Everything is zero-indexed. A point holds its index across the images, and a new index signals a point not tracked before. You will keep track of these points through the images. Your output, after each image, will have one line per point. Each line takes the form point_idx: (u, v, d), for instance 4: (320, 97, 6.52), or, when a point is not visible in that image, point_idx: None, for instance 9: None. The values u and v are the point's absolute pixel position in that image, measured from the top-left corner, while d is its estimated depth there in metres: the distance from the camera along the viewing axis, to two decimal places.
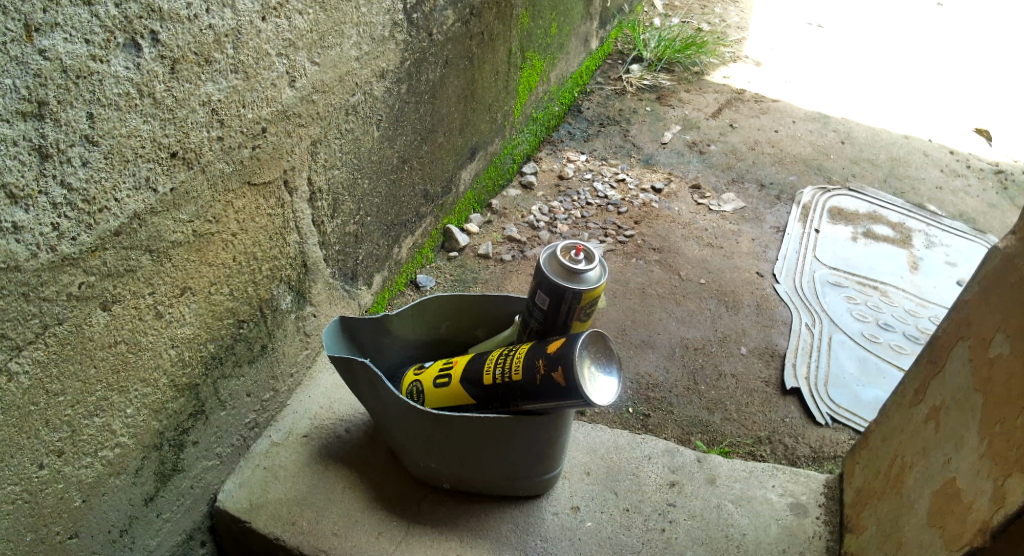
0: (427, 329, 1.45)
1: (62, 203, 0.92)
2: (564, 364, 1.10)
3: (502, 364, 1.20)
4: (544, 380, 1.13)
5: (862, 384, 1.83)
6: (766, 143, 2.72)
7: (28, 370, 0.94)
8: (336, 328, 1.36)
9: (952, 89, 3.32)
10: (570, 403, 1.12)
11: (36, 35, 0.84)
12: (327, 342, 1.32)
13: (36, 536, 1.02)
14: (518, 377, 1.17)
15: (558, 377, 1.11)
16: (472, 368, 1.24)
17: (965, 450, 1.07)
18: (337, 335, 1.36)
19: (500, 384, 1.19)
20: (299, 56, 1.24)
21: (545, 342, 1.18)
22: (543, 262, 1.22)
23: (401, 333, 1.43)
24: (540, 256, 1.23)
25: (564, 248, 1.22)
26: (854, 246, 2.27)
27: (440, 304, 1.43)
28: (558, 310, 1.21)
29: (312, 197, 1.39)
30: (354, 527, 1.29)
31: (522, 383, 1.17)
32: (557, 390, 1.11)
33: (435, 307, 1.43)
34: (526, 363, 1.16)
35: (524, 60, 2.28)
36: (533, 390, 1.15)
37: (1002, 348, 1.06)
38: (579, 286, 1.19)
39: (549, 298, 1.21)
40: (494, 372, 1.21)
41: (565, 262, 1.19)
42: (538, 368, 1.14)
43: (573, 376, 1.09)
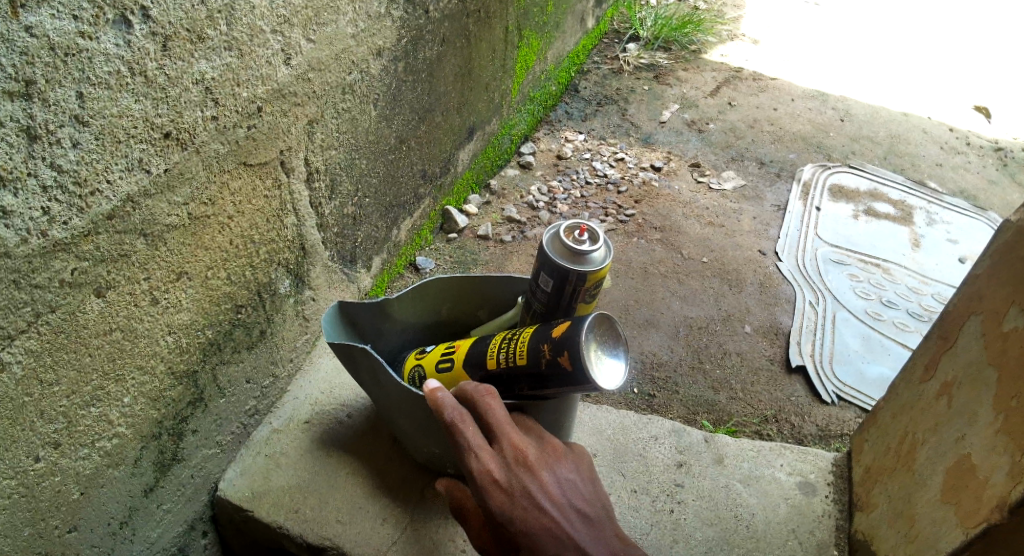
0: (428, 312, 1.43)
1: (52, 186, 0.89)
2: (569, 347, 1.07)
3: (505, 349, 1.17)
4: (550, 365, 1.10)
5: (867, 361, 1.82)
6: (765, 121, 2.69)
7: (21, 360, 0.91)
8: (335, 315, 1.33)
9: (950, 65, 3.30)
10: (576, 388, 1.09)
11: (21, 11, 0.81)
12: (326, 328, 1.30)
13: (34, 530, 1.00)
14: (522, 361, 1.14)
15: (563, 361, 1.08)
16: (476, 353, 1.22)
17: (978, 425, 1.05)
18: (336, 322, 1.34)
19: (503, 367, 1.17)
20: (294, 33, 1.20)
21: (549, 325, 1.16)
22: (546, 243, 1.19)
23: (402, 316, 1.40)
24: (543, 238, 1.20)
25: (567, 229, 1.19)
26: (855, 223, 2.25)
27: (440, 287, 1.40)
28: (563, 292, 1.19)
29: (309, 177, 1.36)
30: (360, 513, 1.27)
31: (526, 366, 1.14)
32: (564, 374, 1.09)
33: (437, 289, 1.40)
34: (530, 346, 1.14)
35: (521, 38, 2.24)
36: (537, 375, 1.13)
37: (1015, 321, 1.04)
38: (584, 268, 1.17)
39: (553, 280, 1.19)
40: (497, 356, 1.18)
41: (570, 243, 1.17)
42: (543, 353, 1.11)
43: (578, 360, 1.06)
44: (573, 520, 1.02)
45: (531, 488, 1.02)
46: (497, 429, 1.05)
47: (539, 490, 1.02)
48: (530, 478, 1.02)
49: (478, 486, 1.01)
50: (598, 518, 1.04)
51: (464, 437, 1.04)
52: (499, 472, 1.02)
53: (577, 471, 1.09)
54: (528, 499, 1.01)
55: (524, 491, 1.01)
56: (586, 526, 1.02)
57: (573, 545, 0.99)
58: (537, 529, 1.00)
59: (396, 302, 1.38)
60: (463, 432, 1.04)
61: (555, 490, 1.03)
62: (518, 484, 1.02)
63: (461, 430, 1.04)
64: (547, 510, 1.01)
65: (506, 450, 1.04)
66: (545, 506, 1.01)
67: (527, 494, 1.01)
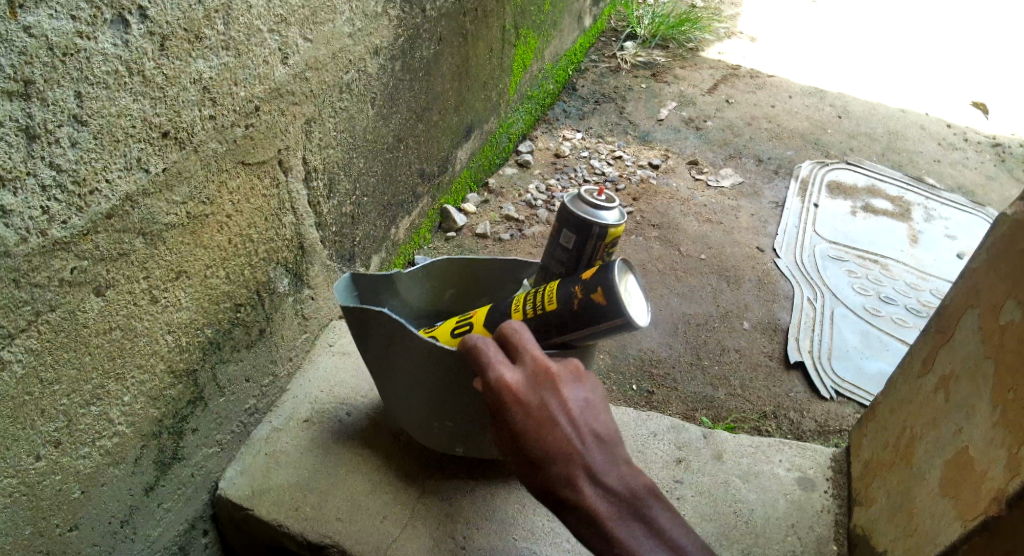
0: (431, 298, 1.43)
1: (51, 185, 0.89)
2: (602, 283, 1.05)
3: (532, 300, 1.14)
4: (582, 306, 1.07)
5: (865, 357, 1.82)
6: (763, 118, 2.70)
7: (21, 358, 0.91)
8: (348, 284, 1.34)
9: (948, 62, 3.30)
10: (611, 325, 1.06)
11: (19, 11, 0.81)
12: (338, 292, 1.30)
13: (34, 529, 1.00)
14: (551, 308, 1.11)
15: (596, 299, 1.05)
16: (498, 313, 1.19)
17: (977, 418, 1.06)
18: (348, 290, 1.33)
19: (532, 318, 1.13)
20: (291, 32, 1.21)
21: (574, 275, 1.13)
22: (567, 202, 1.21)
23: (408, 298, 1.41)
24: (563, 199, 1.22)
25: (586, 190, 1.22)
26: (853, 219, 2.26)
27: (442, 270, 1.41)
28: (586, 247, 1.19)
29: (307, 176, 1.36)
30: (360, 511, 1.26)
31: (556, 312, 1.10)
32: (595, 313, 1.06)
33: (442, 272, 1.41)
34: (558, 293, 1.10)
35: (518, 37, 2.25)
36: (568, 319, 1.09)
37: (1012, 315, 1.04)
38: (605, 223, 1.18)
39: (574, 237, 1.19)
40: (524, 309, 1.14)
41: (591, 200, 1.19)
42: (574, 295, 1.08)
43: (612, 294, 1.04)
44: (588, 441, 0.96)
45: (549, 405, 0.96)
46: (519, 344, 1.01)
47: (557, 406, 0.96)
48: (549, 394, 0.97)
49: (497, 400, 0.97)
50: (614, 440, 0.98)
51: (484, 353, 1.00)
52: (519, 386, 0.97)
53: (600, 396, 1.03)
54: (542, 413, 0.96)
55: (541, 407, 0.96)
56: (600, 450, 0.96)
57: (583, 464, 0.95)
58: (551, 446, 0.95)
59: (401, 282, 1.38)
60: (485, 349, 1.00)
61: (574, 408, 0.97)
62: (536, 400, 0.96)
63: (482, 349, 1.00)
64: (561, 427, 0.96)
65: (527, 365, 0.99)
66: (559, 423, 0.96)
67: (545, 409, 0.96)
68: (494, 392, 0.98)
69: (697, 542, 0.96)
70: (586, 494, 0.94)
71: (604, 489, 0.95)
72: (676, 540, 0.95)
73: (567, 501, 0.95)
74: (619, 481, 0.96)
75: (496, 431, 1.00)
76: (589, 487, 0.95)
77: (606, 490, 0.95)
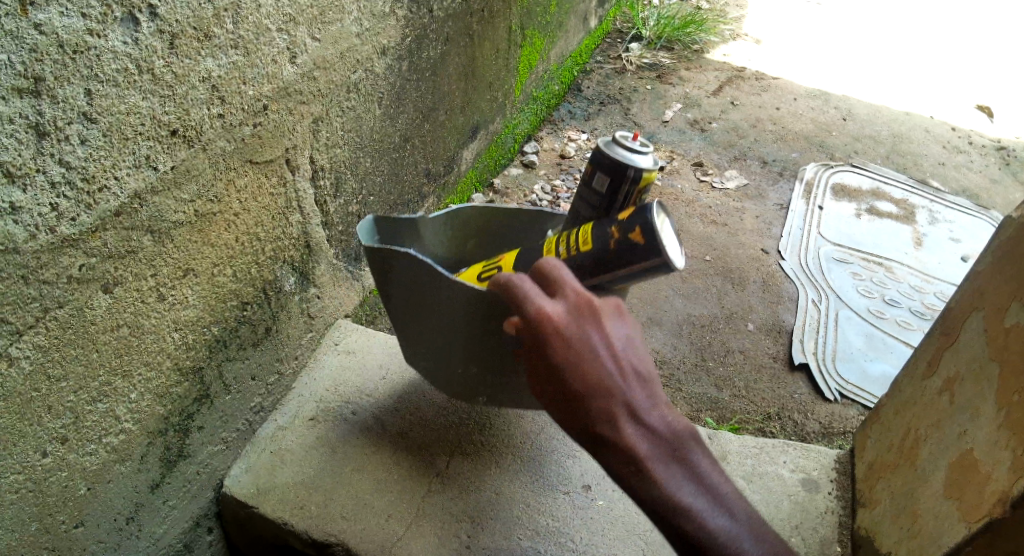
0: (452, 249, 1.41)
1: (60, 182, 0.89)
2: (641, 222, 1.01)
3: (567, 241, 1.10)
4: (619, 246, 1.03)
5: (869, 359, 1.82)
6: (767, 121, 2.70)
7: (29, 355, 0.92)
8: (374, 225, 1.31)
9: (952, 65, 3.30)
10: (648, 266, 1.02)
11: (30, 9, 0.81)
12: (363, 229, 1.27)
13: (41, 525, 1.00)
14: (586, 248, 1.07)
15: (634, 238, 1.01)
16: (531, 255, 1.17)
17: (982, 420, 1.06)
18: (374, 231, 1.31)
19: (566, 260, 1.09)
20: (299, 31, 1.21)
21: (610, 217, 1.10)
22: (601, 144, 1.17)
23: (430, 246, 1.38)
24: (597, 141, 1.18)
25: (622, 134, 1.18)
26: (858, 222, 2.26)
27: (474, 215, 1.38)
28: (618, 192, 1.15)
29: (314, 175, 1.37)
30: (365, 509, 1.26)
31: (590, 253, 1.06)
32: (633, 254, 1.02)
33: (465, 220, 1.39)
34: (593, 233, 1.07)
35: (524, 38, 2.25)
36: (603, 260, 1.05)
37: (1017, 317, 1.04)
38: (640, 165, 1.14)
39: (607, 180, 1.15)
40: (558, 251, 1.11)
41: (627, 143, 1.15)
42: (610, 235, 1.04)
43: (651, 233, 1.00)
44: (630, 378, 0.91)
45: (590, 338, 0.91)
46: (560, 278, 0.95)
47: (599, 340, 0.91)
48: (591, 328, 0.92)
49: (537, 333, 0.91)
50: (655, 381, 0.94)
51: (523, 287, 0.94)
52: (560, 318, 0.92)
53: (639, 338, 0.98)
54: (585, 346, 0.91)
55: (583, 340, 0.91)
56: (642, 388, 0.91)
57: (625, 399, 0.90)
58: (592, 380, 0.90)
59: (432, 230, 1.37)
60: (523, 283, 0.94)
61: (617, 344, 0.92)
62: (577, 332, 0.91)
63: (520, 283, 0.94)
64: (603, 362, 0.90)
65: (568, 298, 0.94)
66: (601, 357, 0.91)
67: (587, 343, 0.91)
68: (533, 323, 0.92)
69: (736, 493, 0.92)
70: (629, 434, 0.89)
71: (645, 428, 0.90)
72: (716, 487, 0.90)
73: (606, 439, 0.89)
74: (661, 421, 0.91)
75: (530, 369, 0.94)
76: (630, 425, 0.89)
77: (647, 429, 0.90)
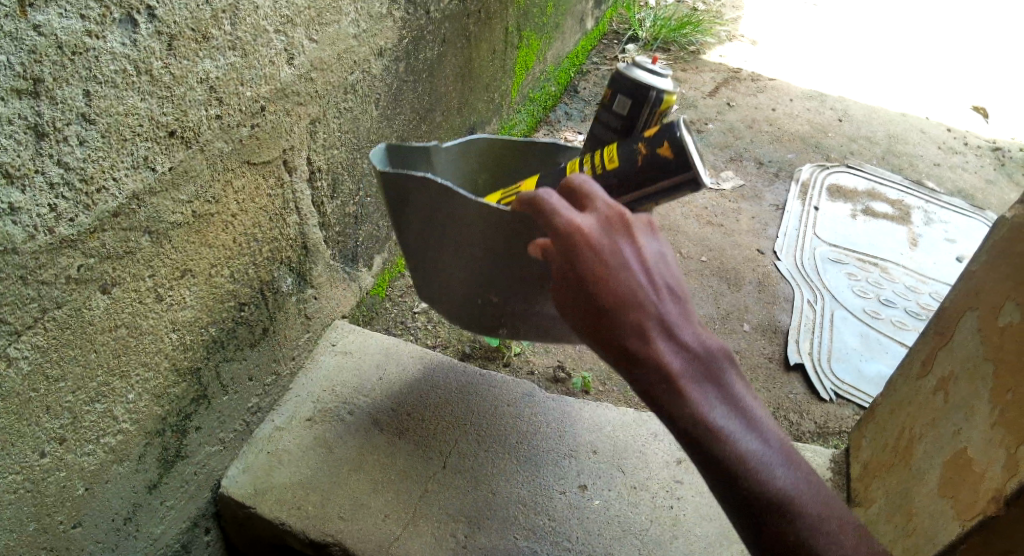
0: (466, 181, 1.33)
1: (59, 183, 0.90)
2: (669, 135, 0.97)
3: (592, 162, 1.07)
4: (647, 161, 0.99)
5: (864, 359, 1.83)
6: (763, 122, 2.71)
7: (28, 355, 0.92)
8: (386, 153, 1.20)
9: (948, 66, 3.31)
10: (677, 182, 0.98)
11: (29, 10, 0.82)
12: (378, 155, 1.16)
13: (39, 525, 1.00)
14: (612, 167, 1.03)
15: (663, 152, 0.97)
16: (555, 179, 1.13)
17: (976, 419, 1.07)
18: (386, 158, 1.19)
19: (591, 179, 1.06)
20: (297, 33, 1.22)
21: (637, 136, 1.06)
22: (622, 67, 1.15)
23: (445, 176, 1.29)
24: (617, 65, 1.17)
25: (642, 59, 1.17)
26: (854, 222, 2.27)
27: (486, 147, 1.31)
28: (640, 115, 1.14)
29: (311, 177, 1.37)
30: (362, 510, 1.26)
31: (616, 172, 1.02)
32: (661, 168, 0.98)
33: (480, 151, 1.31)
34: (620, 151, 1.03)
35: (521, 39, 2.26)
36: (630, 178, 1.01)
37: (1011, 316, 1.05)
38: (662, 87, 1.13)
39: (629, 102, 1.14)
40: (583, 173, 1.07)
41: (649, 66, 1.14)
42: (638, 152, 1.00)
43: (680, 146, 0.96)
44: (662, 294, 0.87)
45: (622, 251, 0.88)
46: (590, 192, 0.91)
47: (631, 253, 0.88)
48: (622, 240, 0.88)
49: (568, 245, 0.87)
50: (687, 299, 0.90)
51: (552, 201, 0.89)
52: (591, 230, 0.88)
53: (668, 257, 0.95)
54: (618, 261, 0.87)
55: (614, 253, 0.87)
56: (675, 305, 0.87)
57: (657, 314, 0.86)
58: (623, 294, 0.86)
59: (444, 164, 1.28)
60: (552, 197, 0.90)
61: (649, 259, 0.89)
62: (608, 245, 0.87)
63: (549, 196, 0.90)
64: (635, 277, 0.87)
65: (599, 211, 0.90)
66: (634, 272, 0.87)
67: (619, 255, 0.87)
68: (564, 238, 0.88)
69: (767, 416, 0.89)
70: (661, 350, 0.85)
71: (678, 344, 0.86)
72: (748, 409, 0.87)
73: (637, 356, 0.85)
74: (695, 339, 0.87)
75: (559, 284, 0.90)
76: (664, 342, 0.85)
77: (681, 347, 0.86)
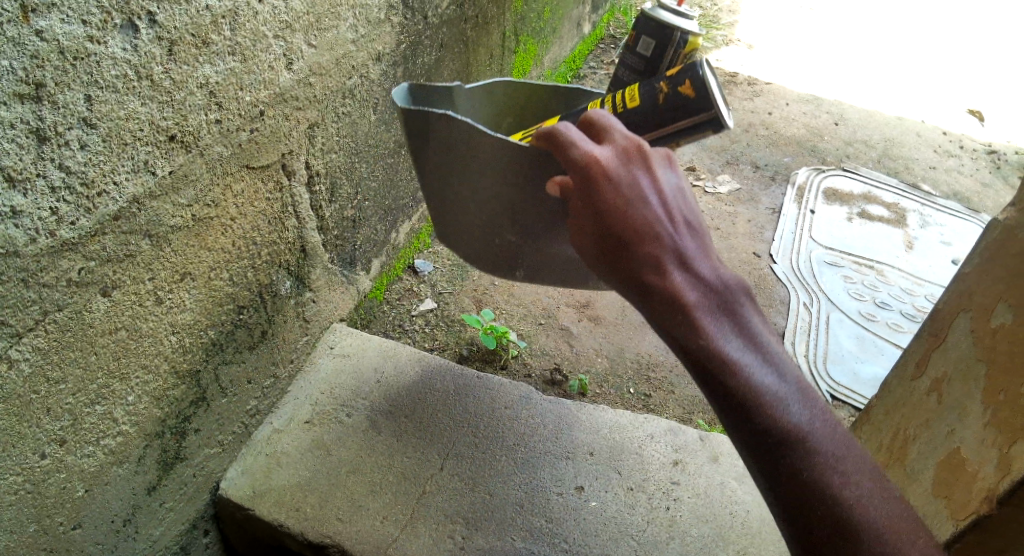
0: (489, 123, 1.34)
1: (60, 187, 0.91)
2: (692, 75, 1.02)
3: (610, 101, 1.10)
4: (668, 100, 1.04)
5: (860, 361, 1.84)
6: (760, 126, 2.72)
7: (29, 357, 0.93)
8: (410, 92, 1.21)
9: (943, 70, 3.33)
10: (697, 120, 1.03)
11: (32, 15, 0.82)
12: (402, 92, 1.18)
13: (39, 526, 1.01)
14: (631, 105, 1.07)
15: (684, 91, 1.02)
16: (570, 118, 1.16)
17: (968, 420, 1.08)
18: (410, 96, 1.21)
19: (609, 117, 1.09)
20: (296, 38, 1.23)
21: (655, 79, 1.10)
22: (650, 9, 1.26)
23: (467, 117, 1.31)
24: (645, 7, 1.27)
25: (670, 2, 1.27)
26: (849, 226, 2.28)
27: (510, 91, 1.33)
28: (664, 55, 1.24)
29: (310, 181, 1.38)
30: (360, 511, 1.27)
31: (636, 110, 1.07)
32: (681, 108, 1.03)
33: (503, 95, 1.33)
34: (639, 90, 1.07)
35: (518, 43, 2.27)
36: (650, 115, 1.05)
37: (1004, 318, 1.06)
38: (688, 27, 1.22)
39: (653, 42, 1.24)
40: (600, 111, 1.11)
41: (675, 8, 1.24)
42: (659, 91, 1.05)
43: (703, 85, 1.01)
44: (678, 226, 0.90)
45: (638, 182, 0.91)
46: (610, 126, 0.95)
47: (647, 185, 0.90)
48: (639, 172, 0.91)
49: (586, 177, 0.91)
50: (704, 233, 0.92)
51: (569, 134, 0.93)
52: (608, 162, 0.91)
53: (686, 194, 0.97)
54: (635, 192, 0.90)
55: (631, 184, 0.90)
56: (692, 237, 0.90)
57: (673, 245, 0.89)
58: (640, 224, 0.89)
59: (466, 105, 1.30)
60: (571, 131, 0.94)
61: (666, 192, 0.91)
62: (625, 176, 0.91)
63: (567, 129, 0.94)
64: (651, 208, 0.90)
65: (617, 143, 0.93)
66: (650, 204, 0.90)
67: (635, 186, 0.90)
68: (583, 169, 0.92)
69: (785, 354, 0.89)
70: (677, 280, 0.87)
71: (694, 276, 0.88)
72: (765, 345, 0.88)
73: (653, 285, 0.88)
74: (710, 271, 0.89)
75: (578, 216, 0.94)
76: (679, 272, 0.88)
77: (696, 277, 0.88)
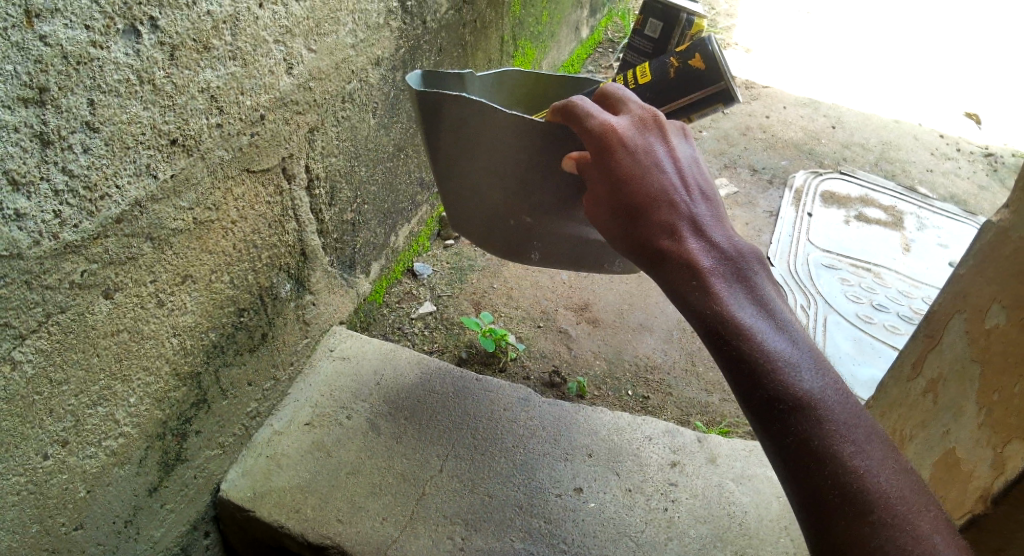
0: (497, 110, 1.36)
1: (64, 190, 0.92)
2: (701, 49, 1.09)
3: (624, 78, 1.17)
4: (679, 73, 1.10)
5: (857, 363, 1.85)
6: (757, 129, 2.73)
7: (32, 359, 0.94)
8: (422, 80, 1.23)
9: (940, 73, 3.35)
10: (706, 93, 1.09)
11: (36, 21, 0.84)
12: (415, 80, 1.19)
13: (41, 527, 1.02)
14: (644, 79, 1.14)
15: (694, 64, 1.09)
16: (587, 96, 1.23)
17: (964, 420, 1.09)
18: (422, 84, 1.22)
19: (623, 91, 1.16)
20: (296, 43, 1.24)
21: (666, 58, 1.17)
22: None
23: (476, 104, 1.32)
24: None
25: None
26: (846, 228, 2.29)
27: (520, 80, 1.34)
28: None
29: (310, 184, 1.40)
30: (360, 513, 1.28)
31: (648, 84, 1.13)
32: (692, 81, 1.09)
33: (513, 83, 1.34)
34: (651, 66, 1.14)
35: (516, 47, 2.29)
36: (661, 88, 1.12)
37: (998, 318, 1.07)
38: None
39: None
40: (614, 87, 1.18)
41: None
42: (670, 65, 1.12)
43: (711, 58, 1.08)
44: (692, 194, 0.93)
45: (653, 151, 0.94)
46: (625, 99, 0.99)
47: (661, 154, 0.94)
48: (653, 142, 0.95)
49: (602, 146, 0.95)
50: (718, 202, 0.95)
51: (586, 105, 0.97)
52: (623, 132, 0.95)
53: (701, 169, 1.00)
54: (650, 159, 0.94)
55: (646, 153, 0.94)
56: (706, 206, 0.93)
57: (686, 212, 0.91)
58: (654, 191, 0.92)
59: (476, 88, 1.31)
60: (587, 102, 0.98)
61: (679, 162, 0.95)
62: (639, 145, 0.94)
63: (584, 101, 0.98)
64: (665, 176, 0.93)
65: (633, 115, 0.97)
66: (666, 172, 0.93)
67: (650, 155, 0.94)
68: (599, 137, 0.95)
69: (798, 325, 0.88)
70: (691, 245, 0.89)
71: (708, 242, 0.90)
72: (778, 315, 0.87)
73: (667, 251, 0.90)
74: (724, 239, 0.90)
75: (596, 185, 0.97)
76: (692, 238, 0.90)
77: (709, 244, 0.90)
